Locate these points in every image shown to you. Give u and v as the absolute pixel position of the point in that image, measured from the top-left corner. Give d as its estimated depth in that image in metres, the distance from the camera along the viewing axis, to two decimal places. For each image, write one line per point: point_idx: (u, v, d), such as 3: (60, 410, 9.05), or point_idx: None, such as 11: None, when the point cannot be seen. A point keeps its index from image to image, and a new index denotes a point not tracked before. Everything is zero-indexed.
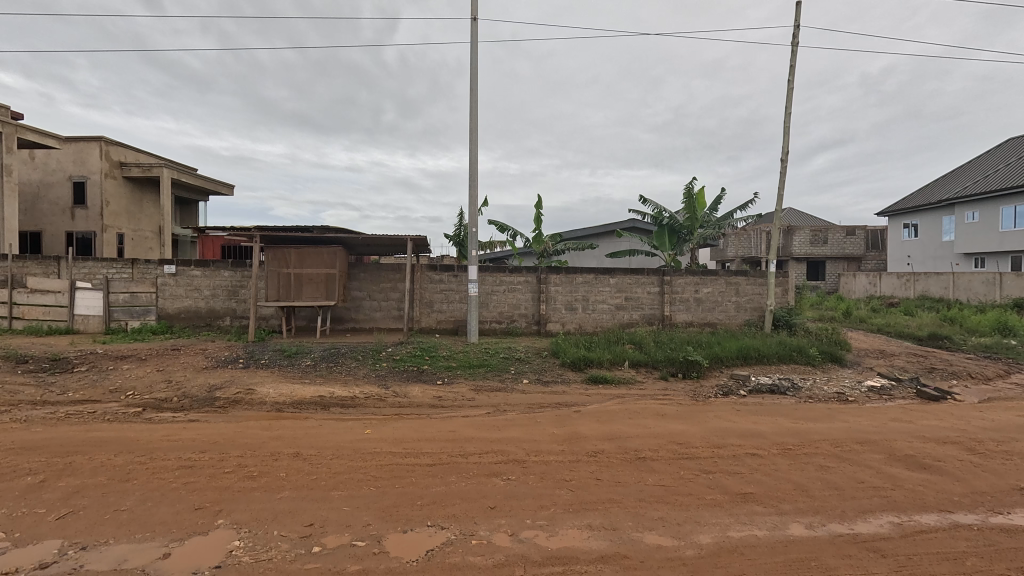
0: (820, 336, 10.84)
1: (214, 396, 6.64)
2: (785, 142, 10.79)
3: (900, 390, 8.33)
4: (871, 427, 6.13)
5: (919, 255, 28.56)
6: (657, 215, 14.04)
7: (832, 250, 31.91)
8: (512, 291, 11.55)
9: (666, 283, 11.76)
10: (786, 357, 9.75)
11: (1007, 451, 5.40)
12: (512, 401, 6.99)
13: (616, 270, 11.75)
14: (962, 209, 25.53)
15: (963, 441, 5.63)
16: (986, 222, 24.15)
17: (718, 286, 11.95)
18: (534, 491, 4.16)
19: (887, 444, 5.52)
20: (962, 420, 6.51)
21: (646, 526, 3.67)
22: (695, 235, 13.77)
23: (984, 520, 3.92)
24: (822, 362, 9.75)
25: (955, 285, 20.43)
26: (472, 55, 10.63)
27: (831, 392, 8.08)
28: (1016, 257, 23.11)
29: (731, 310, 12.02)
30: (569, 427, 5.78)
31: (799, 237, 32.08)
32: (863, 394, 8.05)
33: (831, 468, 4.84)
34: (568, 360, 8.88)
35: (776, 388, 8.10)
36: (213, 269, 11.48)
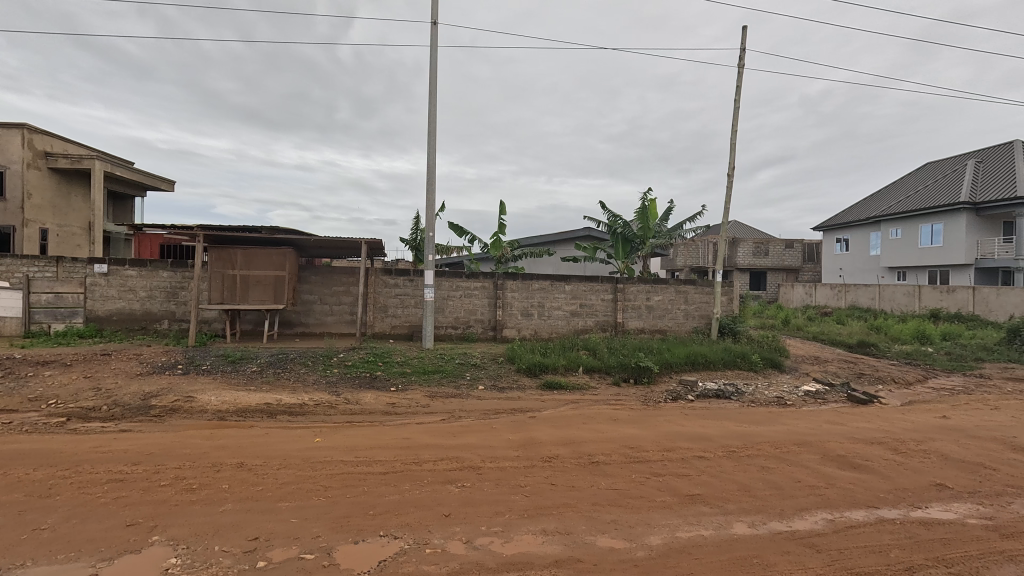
0: (762, 343, 11.43)
1: (149, 404, 6.23)
2: (732, 158, 11.30)
3: (833, 394, 8.89)
4: (808, 429, 6.50)
5: (849, 268, 30.63)
6: (611, 224, 14.35)
7: (773, 262, 33.70)
8: (468, 296, 11.50)
9: (619, 290, 12.08)
10: (731, 363, 10.19)
11: (925, 450, 5.86)
12: (467, 408, 6.95)
13: (571, 277, 11.93)
14: (886, 226, 27.60)
15: (888, 441, 6.07)
16: (907, 239, 26.25)
17: (668, 294, 12.37)
18: (490, 497, 4.14)
19: (821, 445, 5.87)
20: (888, 422, 7.03)
21: (599, 530, 3.74)
22: (647, 245, 14.19)
23: (906, 515, 4.24)
24: (763, 368, 10.27)
25: (880, 296, 22.05)
26: (432, 58, 10.57)
27: (771, 396, 8.53)
28: (933, 272, 25.31)
29: (681, 318, 12.45)
30: (524, 433, 5.80)
31: (743, 248, 33.69)
32: (800, 398, 8.56)
33: (772, 468, 5.10)
34: (524, 366, 8.92)
35: (722, 393, 8.48)
36: (150, 269, 10.80)
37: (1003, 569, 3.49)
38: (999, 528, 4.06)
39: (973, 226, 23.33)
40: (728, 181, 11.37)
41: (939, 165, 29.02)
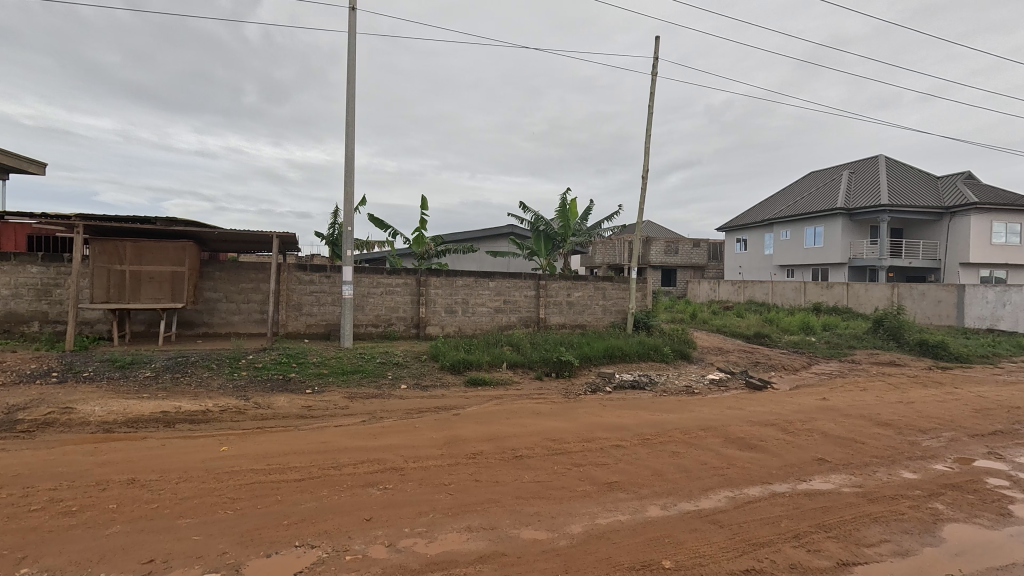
0: (672, 336, 12.20)
1: (15, 418, 5.44)
2: (646, 161, 11.90)
3: (733, 381, 9.71)
4: (712, 415, 7.05)
5: (747, 266, 33.52)
6: (534, 221, 14.61)
7: (682, 260, 36.06)
8: (389, 293, 11.19)
9: (542, 287, 12.33)
10: (645, 355, 10.78)
11: (809, 428, 6.58)
12: (389, 407, 6.77)
13: (495, 274, 11.99)
14: (778, 228, 30.53)
15: (779, 423, 6.73)
16: (795, 240, 29.24)
17: (587, 290, 12.83)
18: (414, 498, 4.07)
19: (723, 428, 6.39)
20: (779, 405, 7.80)
21: (522, 522, 3.80)
22: (567, 242, 14.61)
23: (793, 488, 4.72)
24: (673, 359, 10.97)
25: (773, 292, 24.35)
26: (350, 45, 10.12)
27: (681, 385, 9.15)
28: (815, 271, 28.52)
29: (599, 313, 12.96)
30: (448, 430, 5.76)
31: (655, 247, 35.73)
32: (706, 386, 9.26)
33: (681, 453, 5.47)
34: (447, 363, 8.84)
35: (637, 383, 8.96)
36: (15, 263, 9.41)
37: (870, 529, 4.00)
38: (867, 494, 4.65)
39: (847, 229, 26.42)
40: (643, 183, 11.98)
41: (820, 174, 32.55)
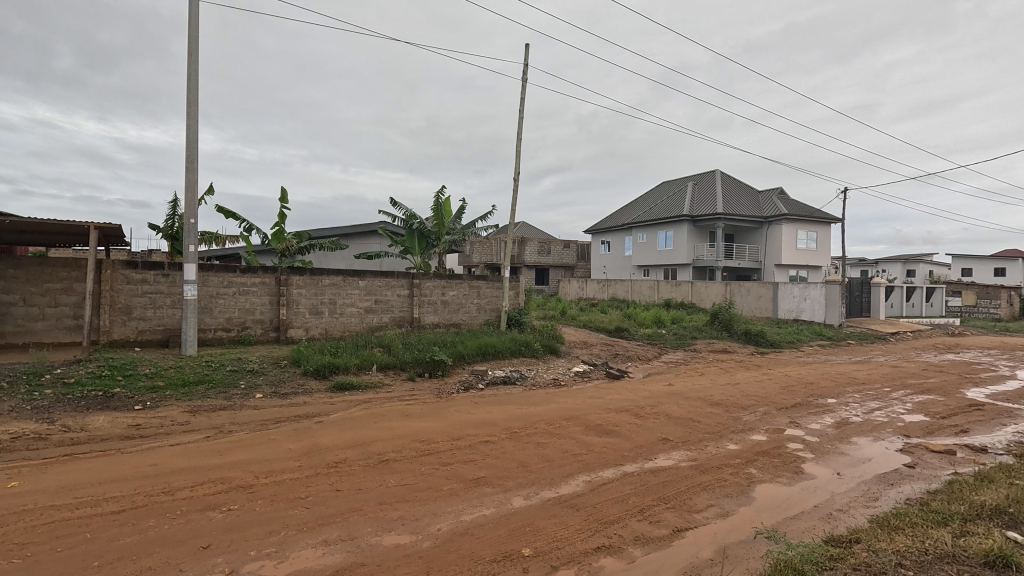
0: (542, 332, 12.79)
1: None
2: (517, 163, 12.27)
3: (596, 372, 10.48)
4: (576, 405, 7.53)
5: (610, 266, 36.39)
6: (407, 219, 14.28)
7: (553, 260, 37.98)
8: (244, 294, 10.14)
9: (415, 286, 12.12)
10: (517, 351, 11.15)
11: (656, 412, 7.34)
12: (240, 420, 6.13)
13: (365, 272, 11.50)
14: (636, 231, 33.60)
15: (631, 408, 7.40)
16: (650, 243, 32.45)
17: (462, 289, 12.90)
18: (263, 517, 3.73)
19: (584, 417, 6.86)
20: (633, 392, 8.59)
21: (384, 529, 3.69)
22: (442, 241, 14.54)
23: (641, 467, 5.23)
24: (543, 354, 11.51)
25: (632, 289, 26.74)
26: (191, 14, 8.95)
27: (549, 378, 9.63)
28: (666, 270, 31.92)
29: (474, 311, 13.11)
30: (308, 440, 5.39)
31: (529, 247, 37.17)
32: (571, 378, 9.87)
33: (545, 443, 5.76)
34: (311, 368, 8.27)
35: (508, 379, 9.24)
36: None
37: (700, 497, 4.58)
38: (699, 466, 5.32)
39: (691, 234, 29.98)
40: (514, 185, 12.35)
41: (670, 184, 36.49)
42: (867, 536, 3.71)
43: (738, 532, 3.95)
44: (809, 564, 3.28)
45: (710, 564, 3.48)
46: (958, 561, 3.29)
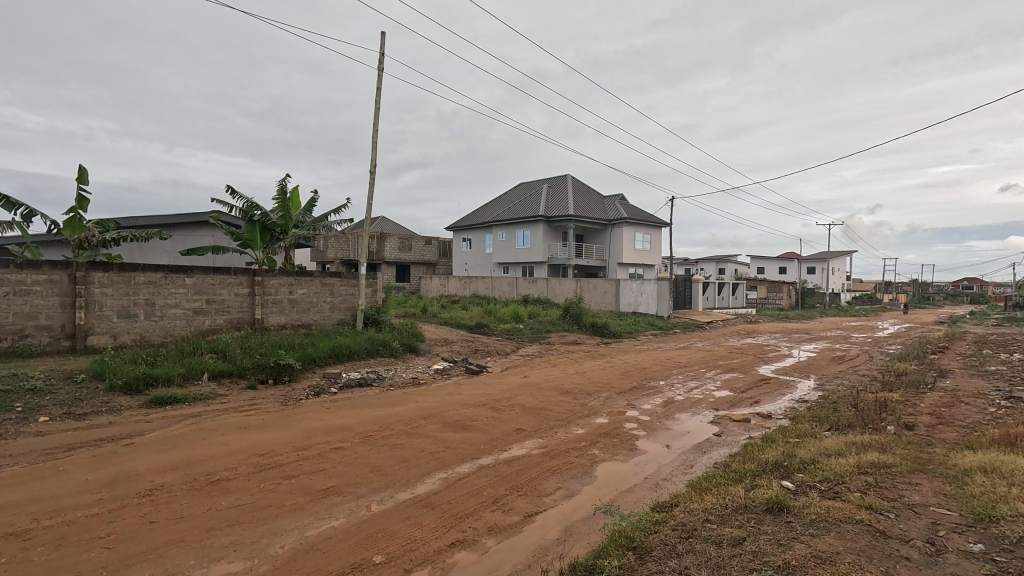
0: (401, 330, 12.48)
1: None
2: (374, 155, 11.75)
3: (455, 369, 10.55)
4: (434, 403, 7.49)
5: (471, 263, 36.94)
6: (247, 209, 12.82)
7: (415, 257, 37.34)
8: (21, 295, 8.17)
9: (257, 284, 10.95)
10: (374, 351, 10.72)
11: (512, 404, 7.63)
12: (15, 451, 4.94)
13: (194, 269, 10.06)
14: (496, 230, 34.56)
15: (489, 402, 7.60)
16: (509, 241, 33.65)
17: (312, 287, 11.99)
18: (45, 568, 3.05)
19: (442, 414, 6.86)
20: (491, 386, 8.83)
21: (212, 558, 3.26)
22: (289, 235, 13.35)
23: (496, 458, 5.38)
24: (402, 353, 11.25)
25: (492, 286, 27.45)
26: None
27: (407, 377, 9.44)
28: (524, 267, 33.41)
29: (326, 310, 12.27)
30: (113, 467, 4.55)
31: (389, 243, 36.05)
32: (431, 376, 9.81)
33: (401, 444, 5.63)
34: (120, 381, 6.98)
35: (364, 381, 8.85)
36: None
37: (549, 481, 4.87)
38: (550, 452, 5.67)
39: (546, 233, 31.79)
40: (370, 178, 11.81)
41: (527, 185, 38.18)
42: (684, 499, 4.30)
43: (581, 510, 4.28)
44: (639, 530, 3.68)
45: (557, 543, 3.71)
46: (749, 510, 3.97)
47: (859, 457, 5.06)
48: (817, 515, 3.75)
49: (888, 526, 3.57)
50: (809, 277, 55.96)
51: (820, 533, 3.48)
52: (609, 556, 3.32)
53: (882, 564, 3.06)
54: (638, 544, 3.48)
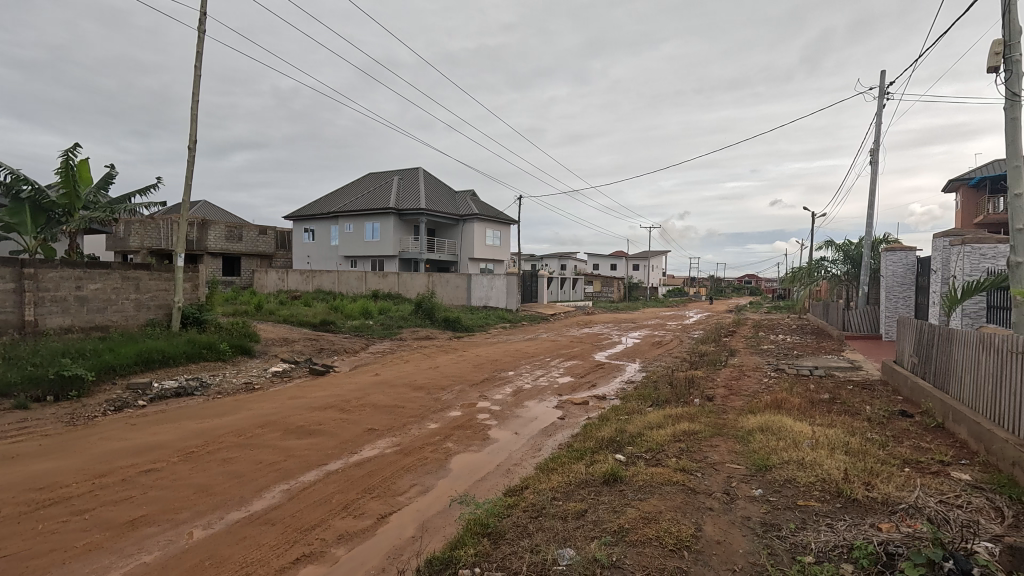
0: (231, 330, 11.07)
1: None
2: (193, 129, 10.16)
3: (297, 370, 9.71)
4: (272, 409, 6.80)
5: (315, 256, 34.30)
6: (10, 183, 10.14)
7: (246, 247, 33.39)
8: None
9: (27, 278, 8.74)
10: (196, 355, 9.34)
11: (362, 404, 7.29)
12: None
13: None
14: (342, 221, 32.58)
15: (336, 404, 7.15)
16: (357, 233, 32.00)
17: (110, 281, 9.98)
18: None
19: (282, 421, 6.26)
20: (338, 387, 8.32)
21: None
22: (75, 218, 10.90)
23: (346, 462, 5.10)
24: (232, 356, 9.99)
25: (339, 281, 25.82)
26: None
27: (239, 383, 8.41)
28: (374, 261, 32.13)
29: (131, 309, 10.32)
30: None
31: (214, 231, 31.68)
32: (268, 380, 8.88)
33: (233, 458, 5.01)
34: None
35: (182, 390, 7.66)
36: None
37: (404, 479, 4.77)
38: (403, 450, 5.55)
39: (397, 227, 30.96)
40: (189, 156, 10.20)
41: (376, 176, 36.67)
42: (533, 481, 4.57)
43: (436, 504, 4.28)
44: (493, 516, 3.81)
45: (412, 541, 3.66)
46: (590, 483, 4.38)
47: (674, 427, 5.90)
48: (644, 481, 4.27)
49: (697, 483, 4.23)
50: (634, 273, 63.43)
51: (646, 497, 3.97)
52: (465, 546, 3.37)
53: (693, 516, 3.61)
54: (492, 529, 3.60)
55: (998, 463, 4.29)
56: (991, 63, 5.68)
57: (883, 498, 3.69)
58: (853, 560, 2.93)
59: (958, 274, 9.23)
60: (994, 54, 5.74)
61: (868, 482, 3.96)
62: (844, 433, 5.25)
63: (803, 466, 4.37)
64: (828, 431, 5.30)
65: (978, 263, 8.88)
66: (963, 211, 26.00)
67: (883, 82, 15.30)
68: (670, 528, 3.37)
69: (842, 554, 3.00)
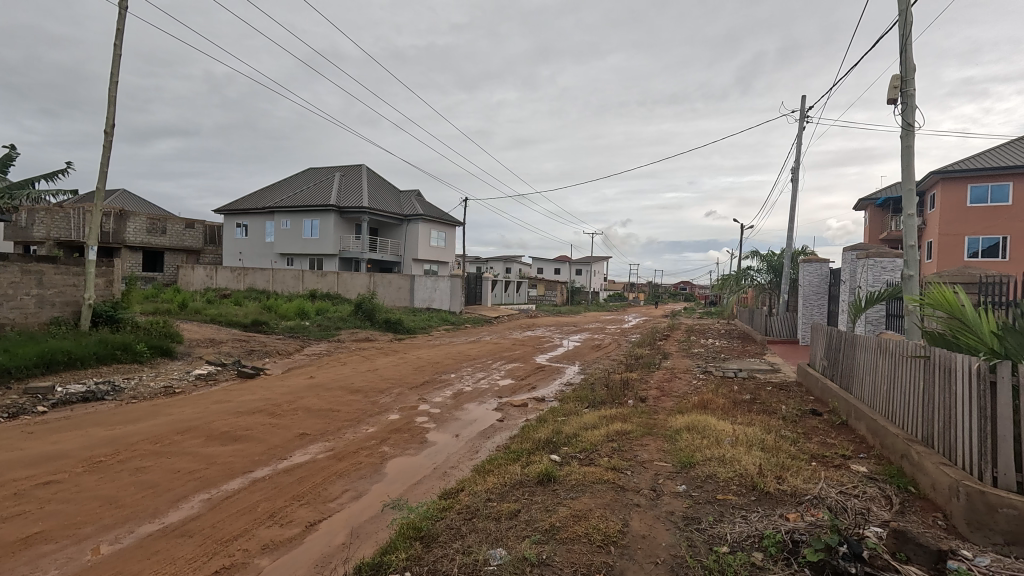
0: (149, 329, 10.29)
1: None
2: (111, 113, 9.39)
3: (224, 373, 9.18)
4: (193, 414, 6.39)
5: (247, 252, 32.52)
6: None
7: (170, 241, 31.22)
8: None
9: None
10: (108, 357, 8.62)
11: (294, 408, 7.00)
12: None
13: None
14: (278, 216, 31.13)
15: (266, 408, 6.83)
16: (294, 229, 30.70)
17: (7, 275, 9.02)
18: None
19: (205, 427, 5.90)
20: (268, 390, 7.95)
21: None
22: None
23: (273, 469, 4.87)
24: (150, 358, 9.31)
25: (273, 279, 24.65)
26: None
27: (157, 386, 7.84)
28: (312, 259, 30.93)
29: (32, 307, 9.36)
30: None
31: (133, 223, 29.40)
32: (190, 383, 8.33)
33: (147, 467, 4.68)
34: None
35: (91, 395, 7.06)
36: None
37: (335, 485, 4.64)
38: (336, 455, 5.38)
39: (337, 225, 30.00)
40: (106, 141, 9.42)
41: (316, 171, 35.33)
42: (469, 483, 4.57)
43: (369, 509, 4.19)
44: (426, 519, 3.78)
45: (341, 548, 3.56)
46: (524, 484, 4.44)
47: (608, 427, 6.10)
48: (576, 480, 4.40)
49: (626, 481, 4.40)
50: (577, 278, 64.91)
51: (578, 495, 4.09)
52: (396, 550, 3.32)
53: (621, 513, 3.76)
54: (424, 533, 3.57)
55: (890, 455, 4.77)
56: (890, 96, 6.31)
57: (792, 490, 4.00)
58: (763, 548, 3.16)
59: (863, 285, 10.15)
60: (893, 88, 6.39)
61: (779, 476, 4.28)
62: (761, 431, 5.64)
63: (723, 462, 4.66)
64: (747, 429, 5.68)
65: (879, 275, 9.81)
66: (871, 228, 28.53)
67: (804, 107, 16.59)
68: (599, 525, 3.49)
69: (754, 543, 3.22)
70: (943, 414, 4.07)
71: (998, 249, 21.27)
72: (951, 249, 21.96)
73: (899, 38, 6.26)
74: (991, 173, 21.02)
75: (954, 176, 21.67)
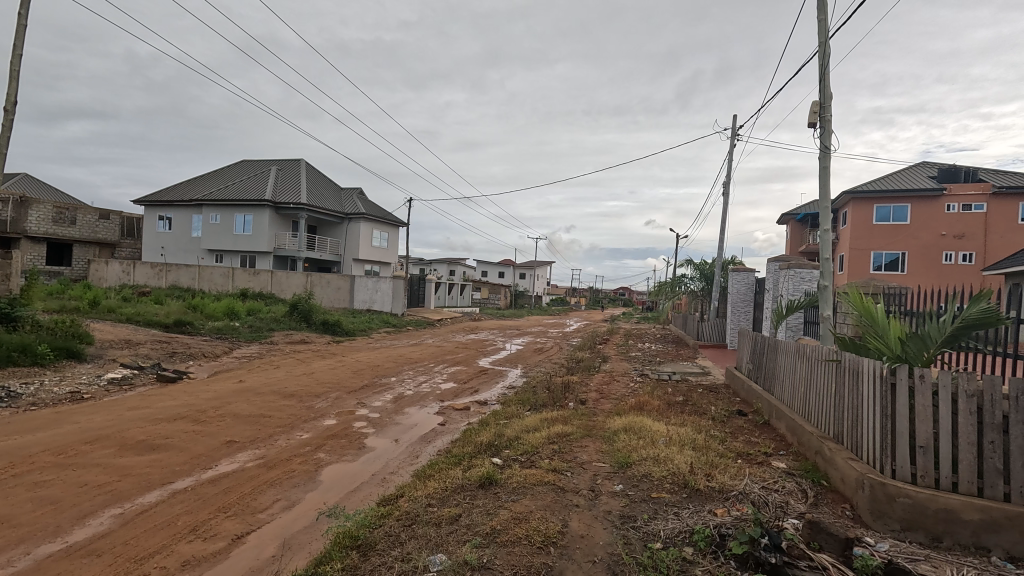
0: (54, 329, 9.35)
1: None
2: (13, 89, 8.48)
3: (141, 377, 8.50)
4: (105, 422, 5.87)
5: (171, 247, 30.29)
6: None
7: (80, 233, 28.61)
8: None
9: None
10: (2, 360, 7.76)
11: (221, 414, 6.60)
12: None
13: None
14: (207, 210, 29.25)
15: (189, 415, 6.38)
16: (224, 224, 28.94)
17: None
18: None
19: (118, 435, 5.43)
20: (192, 395, 7.45)
21: None
22: None
23: (196, 480, 4.57)
24: (53, 360, 8.45)
25: (200, 277, 23.13)
26: None
27: (63, 392, 7.15)
28: (244, 257, 29.24)
29: None
30: None
31: (37, 211, 26.66)
32: (102, 388, 7.65)
33: (48, 481, 4.24)
34: None
35: None
36: None
37: (266, 495, 4.41)
38: (267, 463, 5.12)
39: (273, 221, 28.61)
40: (5, 120, 8.48)
41: (250, 163, 33.49)
42: (408, 489, 4.49)
43: (302, 519, 4.01)
44: (364, 527, 3.67)
45: (271, 561, 3.38)
46: (465, 488, 4.41)
47: (549, 430, 6.19)
48: (517, 483, 4.42)
49: (566, 482, 4.48)
50: (521, 283, 65.52)
51: (518, 498, 4.11)
52: (331, 560, 3.21)
53: (561, 514, 3.82)
54: (362, 541, 3.47)
55: (806, 452, 5.14)
56: (811, 120, 6.85)
57: (720, 487, 4.23)
58: (693, 543, 3.31)
59: (784, 294, 10.92)
60: (812, 113, 6.93)
61: (708, 473, 4.51)
62: (692, 431, 5.92)
63: (657, 461, 4.85)
64: (679, 430, 5.95)
65: (799, 285, 10.58)
66: (791, 241, 30.77)
67: (734, 125, 17.67)
68: (539, 527, 3.53)
69: (685, 538, 3.38)
70: (852, 413, 4.44)
71: (898, 263, 23.57)
72: (860, 263, 24.13)
73: (820, 68, 6.80)
74: (894, 195, 23.26)
75: (864, 196, 23.76)
